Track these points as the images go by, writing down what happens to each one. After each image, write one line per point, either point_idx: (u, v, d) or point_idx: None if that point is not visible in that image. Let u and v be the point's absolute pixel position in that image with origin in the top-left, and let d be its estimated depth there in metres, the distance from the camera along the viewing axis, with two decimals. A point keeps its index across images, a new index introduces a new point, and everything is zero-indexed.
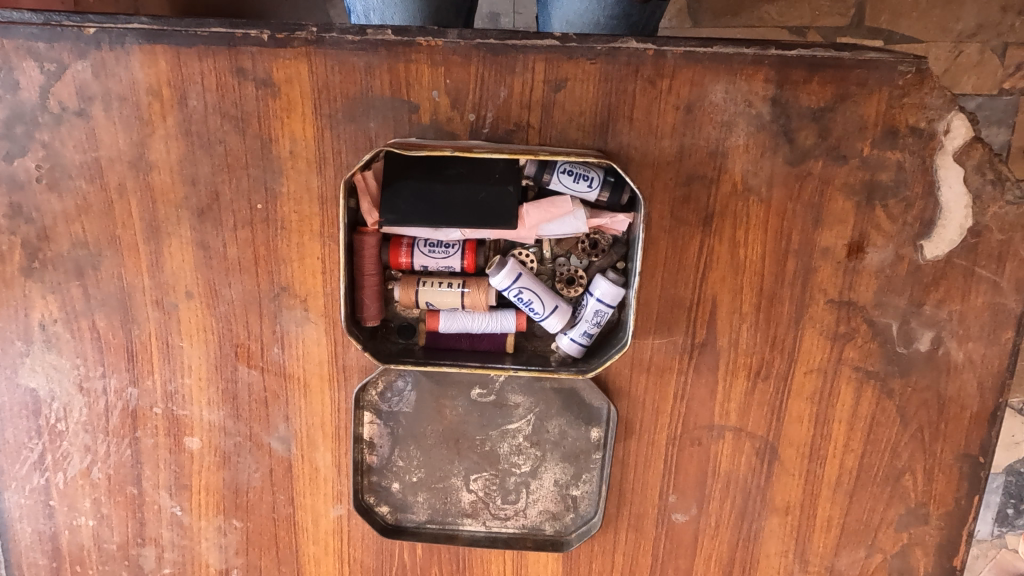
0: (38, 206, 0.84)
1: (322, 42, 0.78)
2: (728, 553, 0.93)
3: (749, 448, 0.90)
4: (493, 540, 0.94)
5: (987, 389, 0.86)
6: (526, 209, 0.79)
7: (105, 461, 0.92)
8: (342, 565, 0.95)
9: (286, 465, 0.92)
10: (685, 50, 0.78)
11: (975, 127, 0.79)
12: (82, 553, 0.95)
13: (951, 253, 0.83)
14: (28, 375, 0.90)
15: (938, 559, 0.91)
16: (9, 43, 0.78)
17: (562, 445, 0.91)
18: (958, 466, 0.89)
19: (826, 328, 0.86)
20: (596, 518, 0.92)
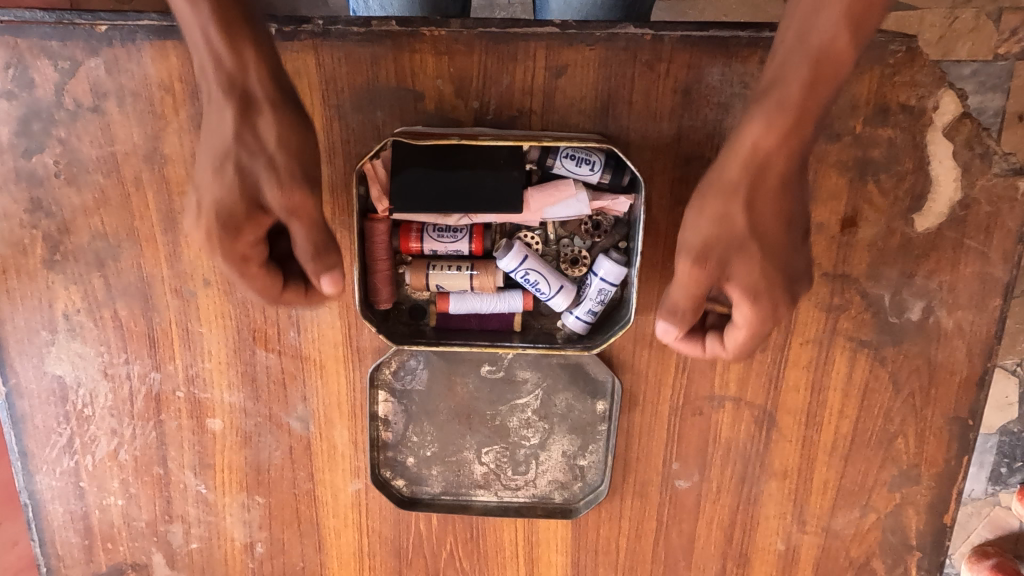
0: (57, 201, 0.87)
1: (328, 35, 0.80)
2: (729, 516, 0.98)
3: (748, 416, 0.94)
4: (505, 509, 0.99)
5: (976, 355, 0.90)
6: (530, 193, 0.82)
7: (131, 443, 0.96)
8: (361, 536, 1.00)
9: (305, 443, 0.96)
10: (682, 34, 0.80)
11: (964, 103, 0.82)
12: (112, 531, 1.00)
13: (941, 226, 0.86)
14: (54, 363, 0.93)
15: (929, 517, 0.96)
16: (23, 42, 0.81)
17: (569, 418, 0.95)
18: (948, 429, 0.93)
19: (821, 300, 0.90)
20: (603, 486, 0.96)
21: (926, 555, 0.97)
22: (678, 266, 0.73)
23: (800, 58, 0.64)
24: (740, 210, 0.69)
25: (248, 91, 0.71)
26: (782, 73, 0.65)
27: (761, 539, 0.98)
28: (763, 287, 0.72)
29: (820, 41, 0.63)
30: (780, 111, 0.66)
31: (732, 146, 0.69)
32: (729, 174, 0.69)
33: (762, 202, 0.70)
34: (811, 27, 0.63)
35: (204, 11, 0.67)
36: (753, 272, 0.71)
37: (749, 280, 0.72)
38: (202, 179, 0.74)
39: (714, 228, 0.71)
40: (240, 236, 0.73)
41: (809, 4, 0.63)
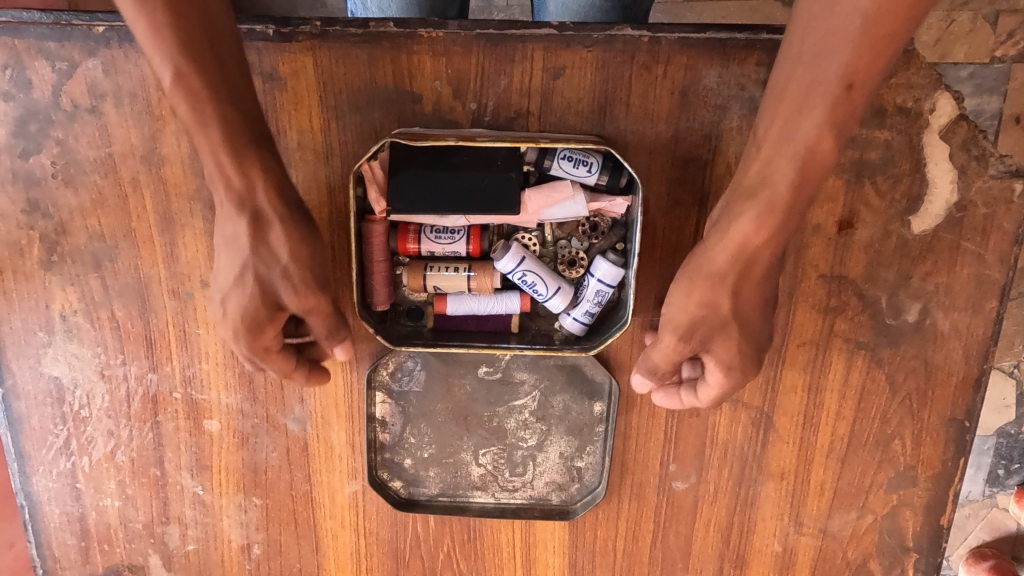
0: (54, 201, 0.87)
1: (326, 36, 0.81)
2: (726, 517, 0.98)
3: (745, 418, 0.95)
4: (502, 511, 0.99)
5: (972, 356, 0.90)
6: (528, 195, 0.82)
7: (128, 444, 0.96)
8: (358, 538, 0.99)
9: (302, 444, 0.96)
10: (679, 36, 0.80)
11: (960, 105, 0.84)
12: (109, 533, 0.99)
13: (937, 228, 0.87)
14: (51, 364, 0.93)
15: (926, 518, 0.96)
16: (21, 43, 0.81)
17: (566, 419, 0.95)
18: (945, 430, 0.93)
19: (818, 302, 0.90)
20: (600, 488, 0.96)
21: (923, 557, 0.98)
22: (662, 335, 0.73)
23: (787, 160, 0.64)
24: (726, 297, 0.69)
25: (257, 203, 0.70)
26: (768, 173, 0.65)
27: (758, 540, 0.98)
28: (737, 362, 0.74)
29: (805, 142, 0.62)
30: (769, 210, 0.65)
31: (721, 232, 0.68)
32: (717, 263, 0.68)
33: (746, 290, 0.69)
34: (793, 131, 0.63)
35: (212, 131, 0.67)
36: (731, 350, 0.73)
37: (726, 356, 0.73)
38: (223, 291, 0.73)
39: (700, 312, 0.70)
40: (261, 336, 0.74)
41: (791, 106, 0.62)
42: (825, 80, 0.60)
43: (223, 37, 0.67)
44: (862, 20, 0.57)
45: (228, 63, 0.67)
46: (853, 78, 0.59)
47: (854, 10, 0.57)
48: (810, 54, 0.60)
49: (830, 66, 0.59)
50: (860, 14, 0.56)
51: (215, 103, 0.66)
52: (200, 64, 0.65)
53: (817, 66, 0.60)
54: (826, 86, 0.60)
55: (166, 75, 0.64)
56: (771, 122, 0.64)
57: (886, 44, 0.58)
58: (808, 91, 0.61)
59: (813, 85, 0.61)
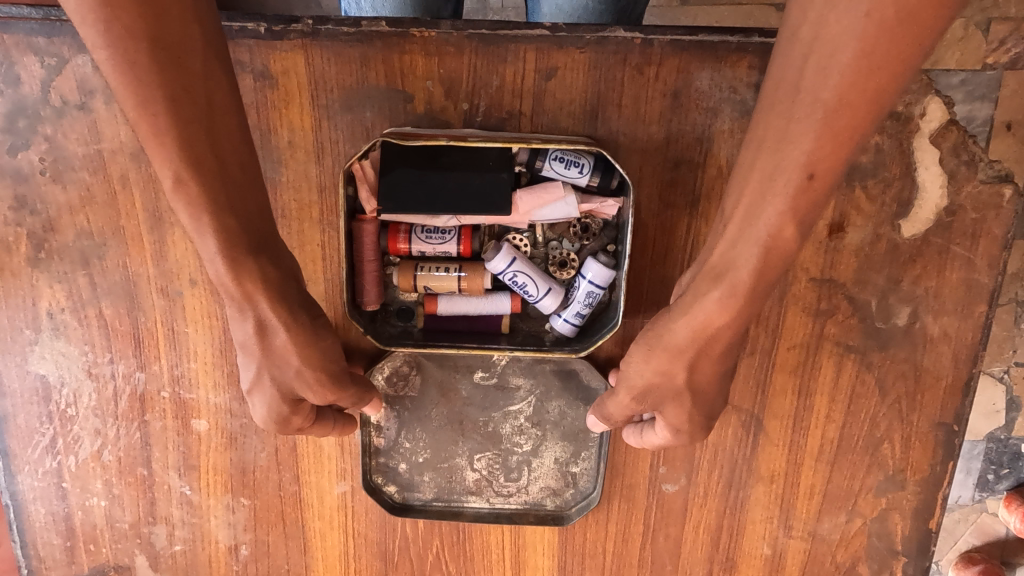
0: (42, 198, 0.86)
1: (318, 34, 0.80)
2: (715, 520, 0.98)
3: (735, 420, 0.95)
4: (496, 516, 0.98)
5: (962, 360, 0.91)
6: (519, 196, 0.82)
7: (115, 444, 0.95)
8: (347, 539, 0.99)
9: (290, 444, 0.96)
10: (671, 38, 0.80)
11: (950, 111, 0.84)
12: (95, 533, 0.98)
13: (927, 232, 0.87)
14: (37, 362, 0.92)
15: (915, 522, 0.96)
16: (10, 38, 0.81)
17: (562, 425, 0.95)
18: (934, 435, 0.93)
19: (808, 305, 0.91)
20: (596, 494, 0.96)
21: (911, 561, 0.98)
22: (616, 391, 0.75)
23: (749, 245, 0.61)
24: (682, 370, 0.69)
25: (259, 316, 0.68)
26: (733, 257, 0.62)
27: (747, 543, 0.98)
28: (686, 426, 0.76)
29: (767, 231, 0.59)
30: (733, 294, 0.63)
31: (687, 308, 0.66)
32: (677, 337, 0.67)
33: (704, 366, 0.69)
34: (755, 218, 0.60)
35: (197, 231, 0.63)
36: (681, 415, 0.74)
37: (675, 421, 0.75)
38: (246, 387, 0.75)
39: (655, 380, 0.71)
40: (285, 420, 0.78)
41: (756, 190, 0.59)
42: (789, 168, 0.57)
43: (226, 131, 0.62)
44: (823, 114, 0.54)
45: (230, 163, 0.63)
46: (815, 169, 0.56)
47: (815, 104, 0.54)
48: (775, 142, 0.57)
49: (792, 153, 0.56)
50: (823, 105, 0.53)
51: (213, 216, 0.62)
52: (200, 169, 0.61)
53: (780, 154, 0.57)
54: (788, 174, 0.57)
55: (167, 182, 0.60)
56: (737, 201, 0.61)
57: (848, 137, 0.54)
58: (771, 178, 0.58)
59: (774, 174, 0.58)
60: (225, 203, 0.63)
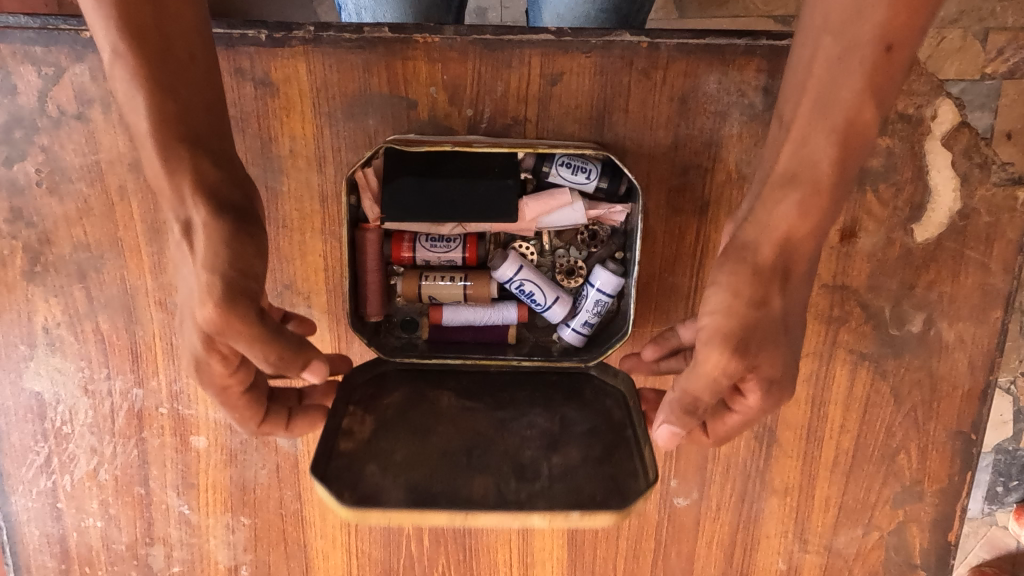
0: (39, 210, 0.85)
1: (319, 41, 0.79)
2: (729, 535, 0.95)
3: (748, 432, 0.92)
4: (499, 519, 0.65)
5: (978, 368, 0.89)
6: (526, 202, 0.80)
7: (112, 462, 0.93)
8: (350, 558, 0.96)
9: (292, 461, 0.93)
10: (678, 42, 0.79)
11: (961, 113, 0.83)
12: (90, 555, 0.95)
13: (941, 236, 0.86)
14: (32, 379, 0.90)
15: (934, 535, 0.94)
16: (6, 48, 0.79)
17: (581, 424, 0.78)
18: (951, 444, 0.91)
19: (820, 312, 0.89)
20: (645, 479, 0.70)
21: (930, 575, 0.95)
22: (704, 354, 0.60)
23: (826, 136, 0.58)
24: (777, 293, 0.60)
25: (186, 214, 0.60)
26: (808, 154, 0.59)
27: (762, 558, 0.96)
28: (779, 377, 0.63)
29: (846, 114, 0.57)
30: (816, 193, 0.59)
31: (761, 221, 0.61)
32: (762, 257, 0.60)
33: (795, 286, 0.61)
34: (830, 103, 0.58)
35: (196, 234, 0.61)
36: (778, 364, 0.61)
37: (769, 372, 0.62)
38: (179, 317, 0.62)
39: (751, 314, 0.59)
40: (210, 371, 0.63)
41: (827, 74, 0.57)
42: (861, 45, 0.55)
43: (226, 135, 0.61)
44: None
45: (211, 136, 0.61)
46: (893, 39, 0.55)
47: None
48: (839, 20, 0.56)
49: (863, 28, 0.55)
50: None
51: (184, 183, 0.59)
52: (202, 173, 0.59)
53: (849, 33, 0.56)
54: (864, 51, 0.55)
55: (106, 55, 0.58)
56: (798, 105, 0.60)
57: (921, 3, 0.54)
58: None
59: (850, 50, 0.56)
60: (162, 80, 0.59)
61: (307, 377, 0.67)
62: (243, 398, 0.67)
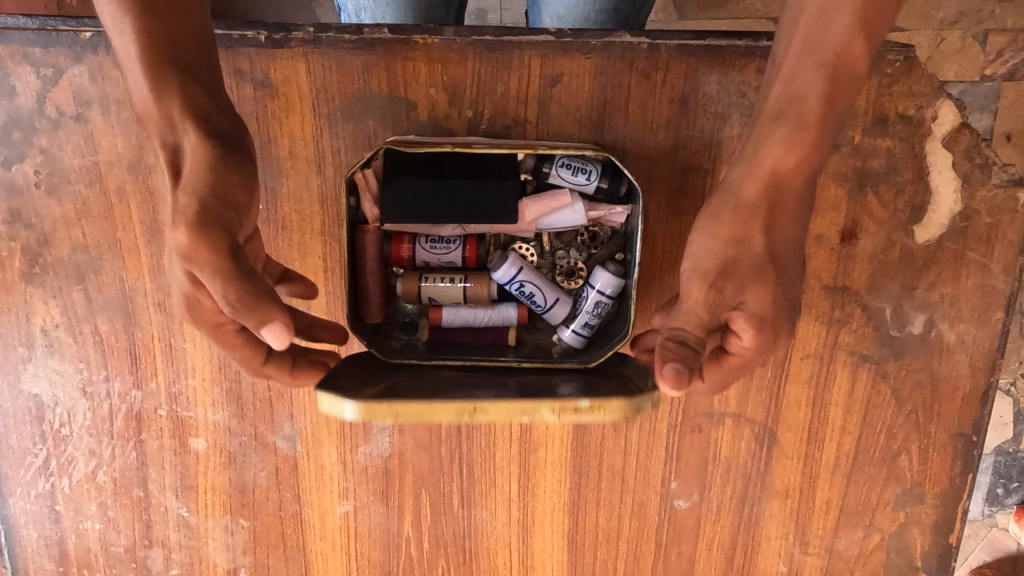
0: (37, 212, 0.84)
1: (319, 42, 0.79)
2: (730, 537, 0.95)
3: (748, 433, 0.92)
4: (508, 415, 0.63)
5: (979, 369, 0.88)
6: (525, 203, 0.80)
7: (110, 464, 0.93)
8: (350, 561, 0.96)
9: (291, 463, 0.93)
10: (678, 43, 0.79)
11: (962, 113, 0.83)
12: (89, 557, 0.95)
13: (942, 237, 0.85)
14: (31, 380, 0.90)
15: (935, 537, 0.93)
16: (5, 49, 0.79)
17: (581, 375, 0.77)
18: (952, 445, 0.91)
19: (821, 313, 0.88)
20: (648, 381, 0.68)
21: None
22: (688, 287, 0.65)
23: (814, 72, 0.62)
24: (758, 232, 0.65)
25: (176, 139, 0.65)
26: (798, 88, 0.63)
27: (762, 561, 0.95)
28: (771, 316, 0.65)
29: (835, 48, 0.61)
30: (801, 129, 0.64)
31: (750, 159, 0.66)
32: (746, 194, 0.66)
33: (781, 223, 0.66)
34: (823, 34, 0.61)
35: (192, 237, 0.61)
36: (764, 301, 0.65)
37: (757, 306, 0.64)
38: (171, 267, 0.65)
39: (729, 252, 0.65)
40: (200, 311, 0.65)
41: (818, 8, 0.61)
42: None
43: None
44: None
45: None
46: None
47: None
48: None
49: None
50: None
51: None
52: None
53: None
54: None
55: None
56: (790, 40, 0.64)
57: None
58: None
59: None
60: None
61: (272, 338, 0.63)
62: (238, 339, 0.67)
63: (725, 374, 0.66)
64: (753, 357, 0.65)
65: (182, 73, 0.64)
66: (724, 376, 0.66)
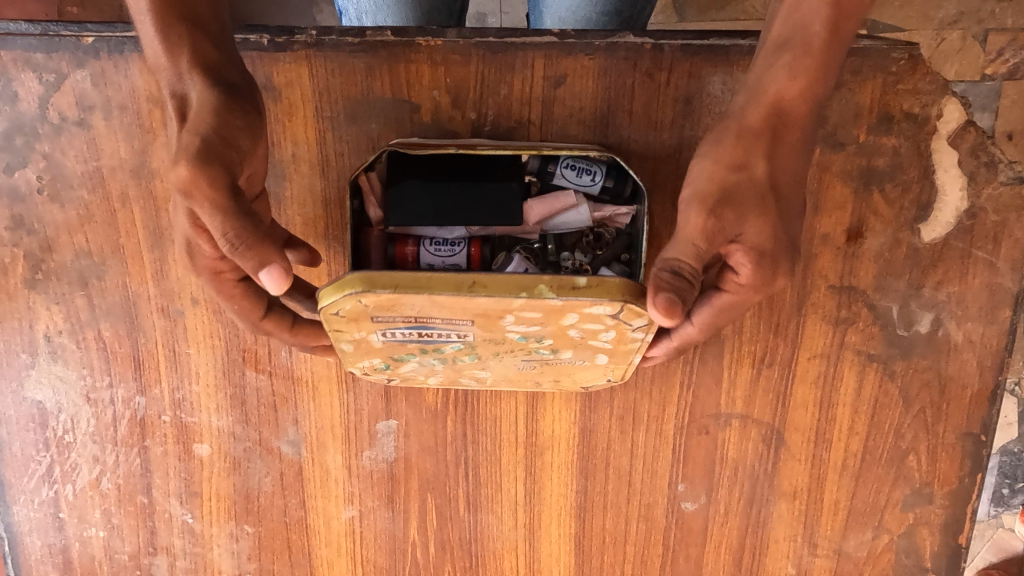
0: (39, 217, 0.84)
1: (322, 45, 0.79)
2: (738, 540, 0.94)
3: (755, 435, 0.92)
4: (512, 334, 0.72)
5: (987, 368, 0.88)
6: (529, 204, 0.79)
7: (114, 471, 0.92)
8: (355, 566, 0.95)
9: (296, 468, 0.92)
10: (682, 43, 0.79)
11: (968, 111, 0.82)
12: (92, 565, 0.95)
13: (949, 236, 0.85)
14: (34, 387, 0.89)
15: (944, 537, 0.92)
16: (7, 55, 0.79)
17: None
18: (961, 445, 0.90)
19: (828, 313, 0.88)
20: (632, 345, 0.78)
21: None
22: (686, 215, 0.68)
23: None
24: (759, 160, 0.69)
25: (184, 90, 0.67)
26: (804, 18, 0.69)
27: (771, 563, 0.95)
28: (770, 248, 0.69)
29: None
30: (806, 53, 0.69)
31: (755, 88, 0.71)
32: (751, 120, 0.70)
33: (783, 149, 0.70)
34: None
35: None
36: (762, 233, 0.69)
37: (755, 239, 0.69)
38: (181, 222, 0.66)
39: (730, 177, 0.69)
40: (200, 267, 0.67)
41: None
42: None
43: None
44: None
45: None
46: None
47: None
48: None
49: None
50: None
51: None
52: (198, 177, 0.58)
53: None
54: None
55: None
56: None
57: None
58: None
59: None
60: None
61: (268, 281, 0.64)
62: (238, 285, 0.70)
63: (716, 311, 0.71)
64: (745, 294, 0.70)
65: (191, 25, 0.67)
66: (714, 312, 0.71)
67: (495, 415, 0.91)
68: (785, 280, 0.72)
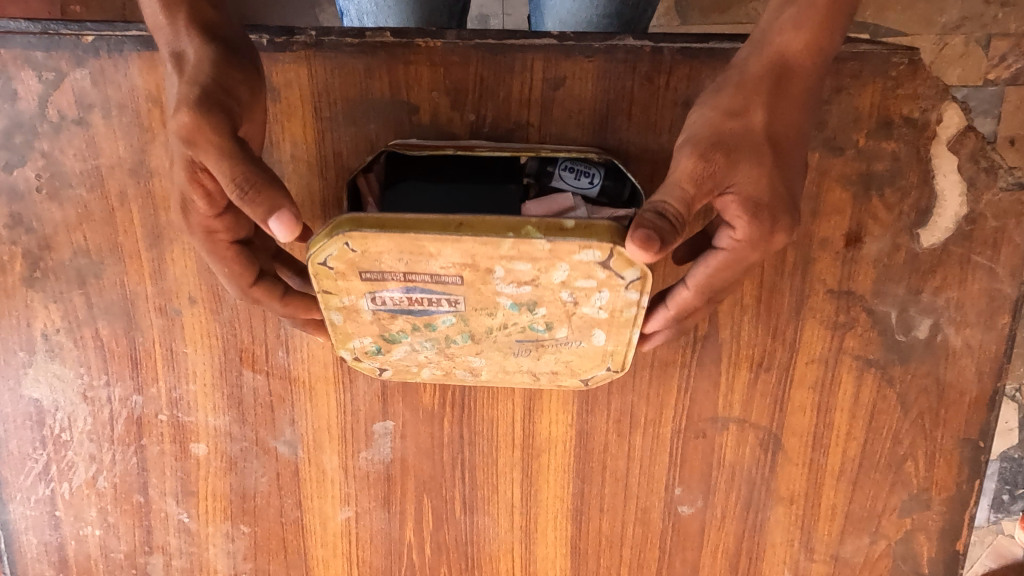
0: (38, 215, 0.84)
1: (321, 46, 0.79)
2: (734, 544, 0.94)
3: (753, 439, 0.91)
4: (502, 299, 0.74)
5: (985, 373, 0.88)
6: (527, 206, 0.75)
7: (111, 469, 0.92)
8: (351, 566, 0.95)
9: (292, 468, 0.92)
10: (680, 46, 0.79)
11: (969, 117, 0.81)
12: (89, 563, 0.95)
13: (947, 241, 0.85)
14: (31, 386, 0.89)
15: (941, 543, 0.92)
16: (7, 53, 0.79)
17: None
18: (959, 452, 0.90)
19: (826, 318, 0.88)
20: None
21: None
22: (677, 161, 0.68)
23: None
24: (758, 108, 0.69)
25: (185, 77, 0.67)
26: None
27: (767, 566, 0.95)
28: (768, 200, 0.69)
29: None
30: (811, 7, 0.70)
31: (760, 41, 0.72)
32: (750, 71, 0.71)
33: (783, 101, 0.70)
34: None
35: None
36: (756, 180, 0.68)
37: (749, 187, 0.68)
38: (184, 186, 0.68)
39: (728, 124, 0.69)
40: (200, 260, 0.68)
41: None
42: None
43: None
44: None
45: None
46: None
47: None
48: None
49: None
50: None
51: None
52: None
53: None
54: None
55: None
56: None
57: None
58: None
59: None
60: None
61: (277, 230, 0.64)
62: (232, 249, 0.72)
63: (714, 271, 0.71)
64: (743, 253, 0.70)
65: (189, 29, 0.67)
66: (714, 276, 0.71)
67: (492, 418, 0.91)
68: (784, 235, 0.71)
